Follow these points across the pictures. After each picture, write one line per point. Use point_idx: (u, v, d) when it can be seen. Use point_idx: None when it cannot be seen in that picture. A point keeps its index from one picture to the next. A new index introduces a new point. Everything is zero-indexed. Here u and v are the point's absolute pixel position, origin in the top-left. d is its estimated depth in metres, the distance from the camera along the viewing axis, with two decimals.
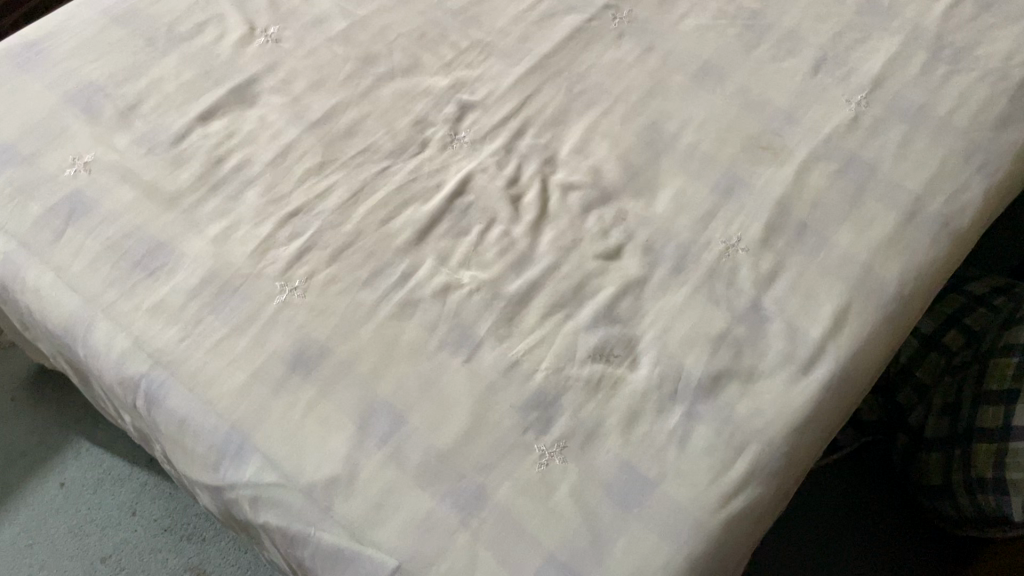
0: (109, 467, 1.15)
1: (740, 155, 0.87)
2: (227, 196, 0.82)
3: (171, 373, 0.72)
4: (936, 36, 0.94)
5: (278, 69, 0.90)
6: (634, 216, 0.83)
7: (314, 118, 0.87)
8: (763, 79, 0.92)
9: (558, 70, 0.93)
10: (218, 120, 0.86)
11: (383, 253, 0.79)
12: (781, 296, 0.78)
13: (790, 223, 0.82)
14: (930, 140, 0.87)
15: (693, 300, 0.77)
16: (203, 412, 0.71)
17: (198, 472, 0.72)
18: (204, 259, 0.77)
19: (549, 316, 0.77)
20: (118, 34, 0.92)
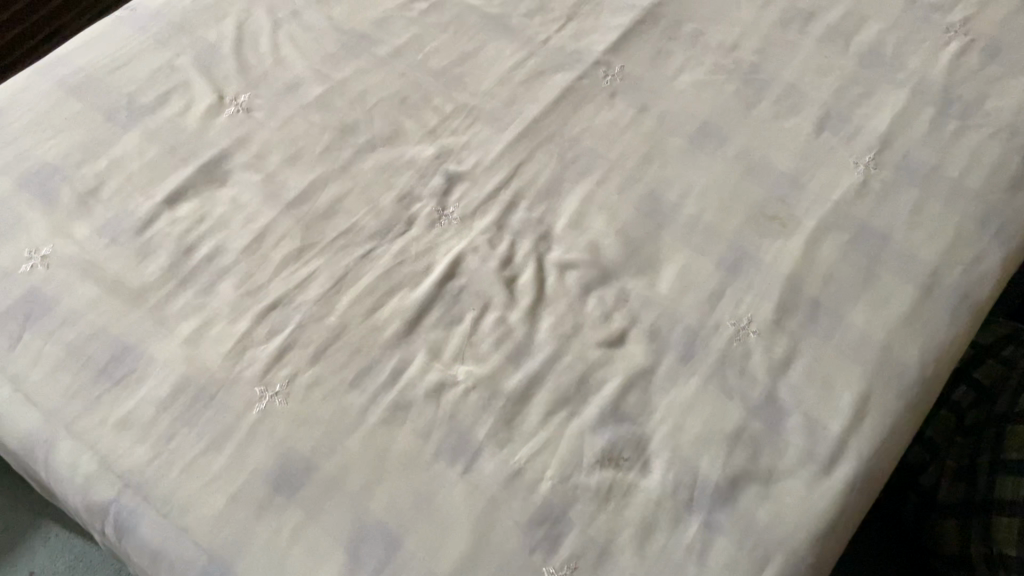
0: (81, 553, 1.09)
1: (747, 226, 0.82)
2: (199, 289, 0.75)
3: (143, 498, 0.66)
4: (943, 90, 0.90)
5: (250, 142, 0.84)
6: (637, 297, 0.78)
7: (291, 198, 0.81)
8: (766, 139, 0.87)
9: (549, 135, 0.88)
10: (187, 203, 0.80)
11: (370, 348, 0.73)
12: (797, 385, 0.73)
13: (803, 302, 0.77)
14: (944, 204, 0.82)
15: (704, 392, 0.72)
16: (179, 541, 0.65)
17: None
18: (176, 364, 0.71)
19: (552, 416, 0.71)
20: (75, 107, 0.85)
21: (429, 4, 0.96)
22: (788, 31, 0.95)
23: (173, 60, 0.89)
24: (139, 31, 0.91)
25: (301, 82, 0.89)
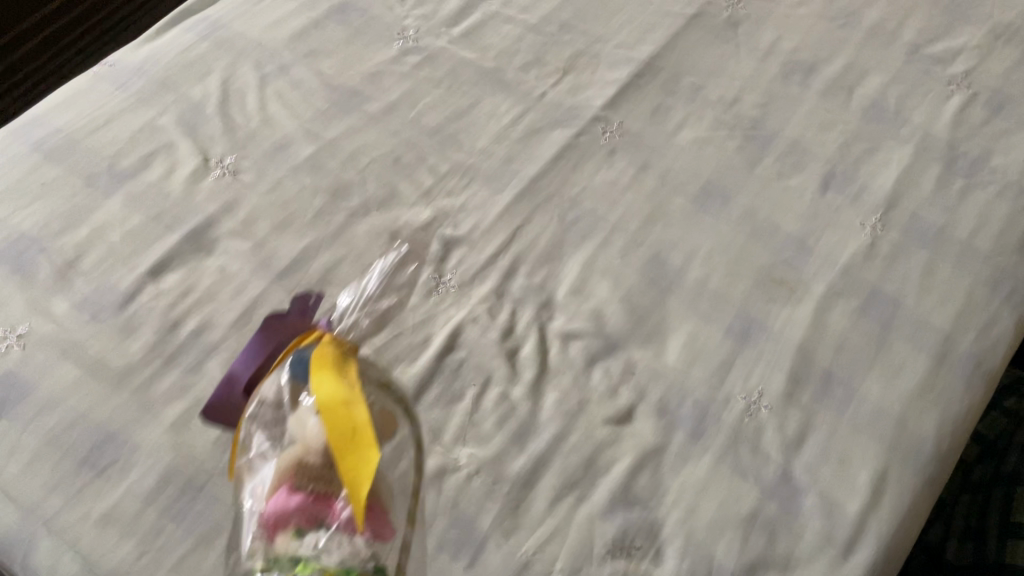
0: None
1: (754, 292, 0.79)
2: (185, 368, 0.72)
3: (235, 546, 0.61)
4: (948, 146, 0.88)
5: (238, 207, 0.81)
6: (644, 369, 0.75)
7: (281, 267, 0.78)
8: (770, 199, 0.85)
9: (548, 196, 0.85)
10: (172, 274, 0.77)
11: None
12: (812, 463, 0.70)
13: (814, 373, 0.75)
14: (954, 267, 0.80)
15: (717, 472, 0.70)
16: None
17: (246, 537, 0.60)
18: (162, 453, 0.68)
19: (559, 501, 0.68)
20: (52, 172, 0.81)
21: (421, 57, 0.93)
22: (788, 84, 0.93)
23: (155, 119, 0.86)
24: (119, 89, 0.88)
25: (291, 142, 0.86)
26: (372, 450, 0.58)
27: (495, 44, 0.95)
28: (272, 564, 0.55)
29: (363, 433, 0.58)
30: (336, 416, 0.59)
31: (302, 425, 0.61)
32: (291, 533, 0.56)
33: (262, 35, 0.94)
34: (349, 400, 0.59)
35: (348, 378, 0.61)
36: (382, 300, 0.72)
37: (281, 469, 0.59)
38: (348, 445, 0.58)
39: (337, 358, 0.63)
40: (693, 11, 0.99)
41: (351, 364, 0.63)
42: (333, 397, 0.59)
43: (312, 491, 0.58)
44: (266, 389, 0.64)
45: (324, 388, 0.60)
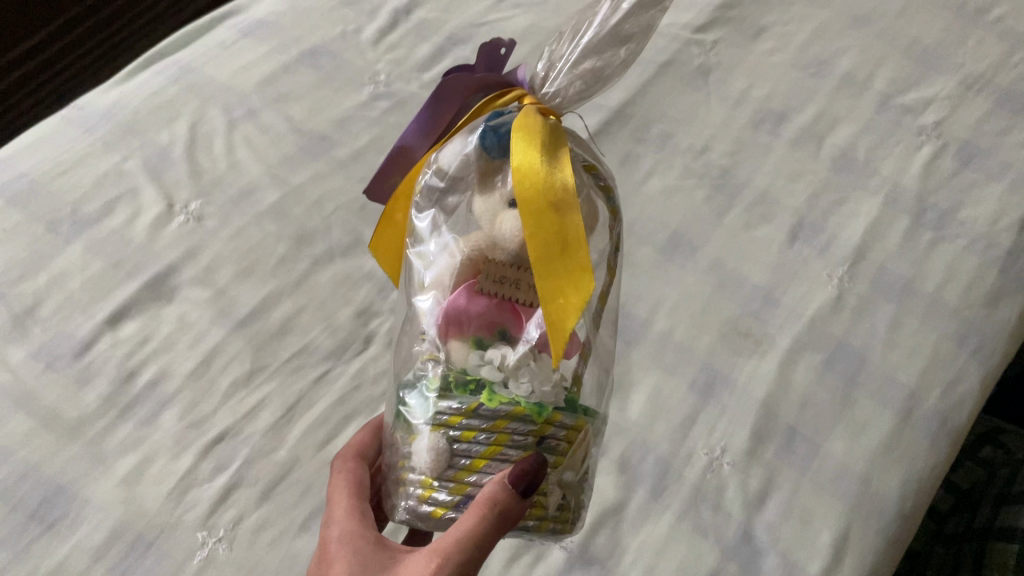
0: None
1: (720, 344, 0.78)
2: (140, 421, 0.71)
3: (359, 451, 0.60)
4: (917, 198, 0.88)
5: (201, 254, 0.81)
6: (606, 422, 0.74)
7: (241, 315, 0.77)
8: (738, 250, 0.85)
9: None
10: (130, 322, 0.76)
11: (323, 485, 0.69)
12: (773, 522, 0.69)
13: (778, 429, 0.74)
14: (921, 322, 0.80)
15: (677, 530, 0.69)
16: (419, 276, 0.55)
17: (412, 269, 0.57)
18: (113, 507, 0.66)
19: (516, 560, 0.67)
20: (14, 217, 0.81)
21: (390, 102, 0.94)
22: (758, 133, 0.94)
23: (121, 164, 0.86)
24: (86, 132, 0.88)
25: (257, 187, 0.86)
26: (585, 269, 0.49)
27: None
28: (436, 384, 0.49)
29: (575, 242, 0.49)
30: (544, 221, 0.49)
31: (494, 215, 0.52)
32: (475, 340, 0.49)
33: (233, 79, 0.94)
34: (566, 203, 0.50)
35: (552, 155, 0.51)
36: (620, 48, 0.59)
37: (472, 245, 0.52)
38: (551, 266, 0.48)
39: (548, 135, 0.52)
40: (665, 57, 1.00)
41: (562, 144, 0.53)
42: (531, 175, 0.50)
43: (499, 295, 0.50)
44: (444, 164, 0.57)
45: (525, 159, 0.50)
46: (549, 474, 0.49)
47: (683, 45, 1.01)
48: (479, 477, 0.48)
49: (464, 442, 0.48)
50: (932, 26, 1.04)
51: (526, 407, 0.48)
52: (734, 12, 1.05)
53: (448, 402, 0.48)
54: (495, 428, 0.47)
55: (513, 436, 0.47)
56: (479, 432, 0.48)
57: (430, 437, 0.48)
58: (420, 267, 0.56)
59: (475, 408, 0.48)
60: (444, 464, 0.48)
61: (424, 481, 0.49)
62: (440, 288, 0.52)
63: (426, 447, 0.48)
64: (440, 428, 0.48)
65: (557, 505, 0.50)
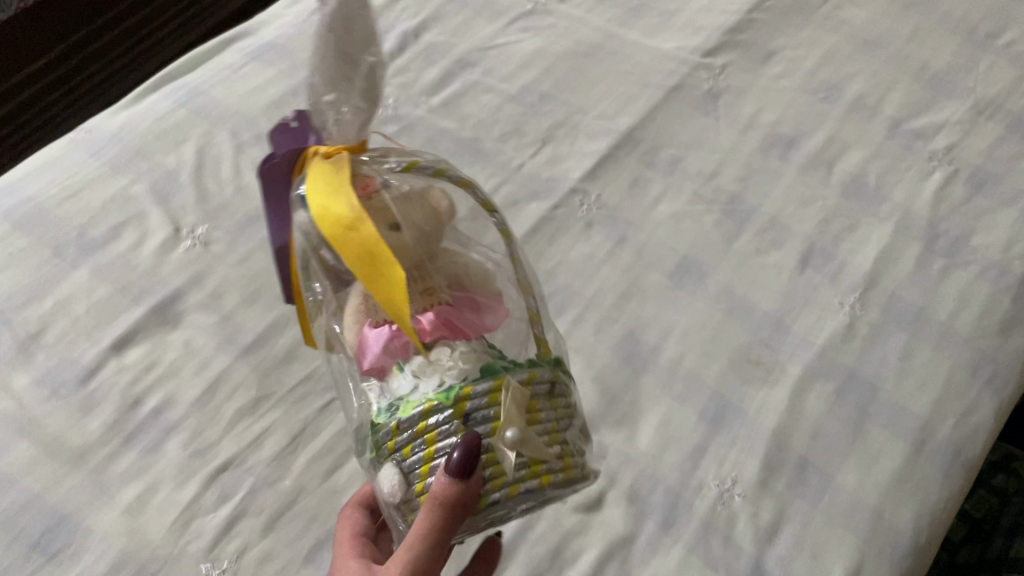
0: None
1: (730, 373, 0.78)
2: (144, 448, 0.70)
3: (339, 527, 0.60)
4: (928, 224, 0.87)
5: (206, 279, 0.80)
6: (615, 453, 0.73)
7: (247, 342, 0.77)
8: (748, 276, 0.84)
9: None
10: (136, 348, 0.76)
11: (327, 514, 0.68)
12: (785, 556, 0.68)
13: (789, 460, 0.73)
14: (933, 351, 0.79)
15: (687, 563, 0.67)
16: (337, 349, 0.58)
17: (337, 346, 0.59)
18: (116, 537, 0.66)
19: None
20: (21, 242, 0.81)
21: (398, 126, 0.94)
22: (767, 158, 0.93)
23: (128, 187, 0.86)
24: (93, 156, 0.88)
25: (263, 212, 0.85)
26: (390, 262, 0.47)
27: (475, 114, 0.96)
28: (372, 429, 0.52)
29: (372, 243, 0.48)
30: (345, 242, 0.48)
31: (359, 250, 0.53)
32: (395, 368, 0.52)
33: (240, 103, 0.94)
34: (357, 216, 0.48)
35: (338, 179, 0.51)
36: (345, 75, 0.57)
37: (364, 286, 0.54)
38: (376, 286, 0.48)
39: (328, 168, 0.52)
40: (673, 82, 0.99)
41: (341, 164, 0.53)
42: (320, 208, 0.50)
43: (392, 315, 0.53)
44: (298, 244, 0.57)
45: (313, 198, 0.51)
46: (490, 445, 0.48)
47: (691, 69, 1.01)
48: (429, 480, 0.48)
49: (406, 461, 0.49)
50: (942, 50, 1.03)
51: (435, 400, 0.48)
52: (742, 37, 1.05)
53: (383, 434, 0.50)
54: (419, 432, 0.48)
55: (434, 429, 0.48)
56: (412, 445, 0.49)
57: (382, 472, 0.50)
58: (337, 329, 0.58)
59: (397, 428, 0.49)
60: (401, 489, 0.49)
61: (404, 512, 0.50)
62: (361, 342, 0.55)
63: (385, 484, 0.50)
64: (386, 460, 0.50)
65: (522, 465, 0.48)
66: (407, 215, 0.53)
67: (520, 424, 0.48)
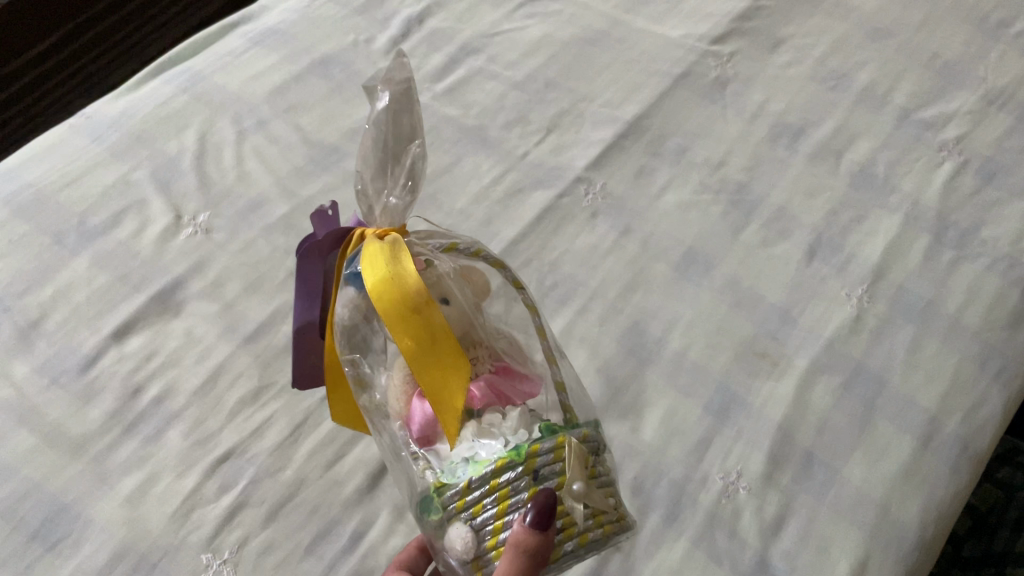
0: None
1: (735, 365, 0.77)
2: (145, 437, 0.70)
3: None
4: (938, 216, 0.86)
5: (208, 268, 0.79)
6: (619, 445, 0.73)
7: (249, 331, 0.76)
8: (754, 267, 0.83)
9: (527, 259, 0.83)
10: (137, 337, 0.75)
11: (329, 506, 0.68)
12: (790, 551, 0.68)
13: (795, 454, 0.72)
14: (941, 344, 0.78)
15: (691, 557, 0.67)
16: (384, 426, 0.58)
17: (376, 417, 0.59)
18: (117, 527, 0.65)
19: None
20: (21, 228, 0.81)
21: None
22: (775, 148, 0.92)
23: (129, 174, 0.85)
24: (94, 141, 0.88)
25: (266, 200, 0.85)
26: (456, 363, 0.50)
27: (479, 101, 0.95)
28: (431, 497, 0.49)
29: (440, 338, 0.50)
30: (407, 329, 0.49)
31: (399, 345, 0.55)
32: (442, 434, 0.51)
33: (242, 89, 0.94)
34: (424, 300, 0.50)
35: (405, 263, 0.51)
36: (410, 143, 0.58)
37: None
38: (433, 365, 0.49)
39: (388, 248, 0.52)
40: (680, 70, 0.98)
41: (402, 242, 0.53)
42: (382, 287, 0.50)
43: None
44: (340, 319, 0.56)
45: (370, 276, 0.50)
46: (560, 497, 0.47)
47: (699, 57, 1.00)
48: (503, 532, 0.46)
49: (476, 519, 0.47)
50: (953, 40, 1.02)
51: (506, 458, 0.47)
52: (751, 24, 1.03)
53: (448, 493, 0.48)
54: (492, 488, 0.46)
55: (507, 485, 0.46)
56: (482, 503, 0.47)
57: (450, 534, 0.47)
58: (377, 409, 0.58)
59: (466, 487, 0.47)
60: (472, 547, 0.46)
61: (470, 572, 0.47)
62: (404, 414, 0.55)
63: (454, 547, 0.47)
64: (455, 521, 0.47)
65: (589, 514, 0.48)
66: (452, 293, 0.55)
67: (585, 477, 0.48)
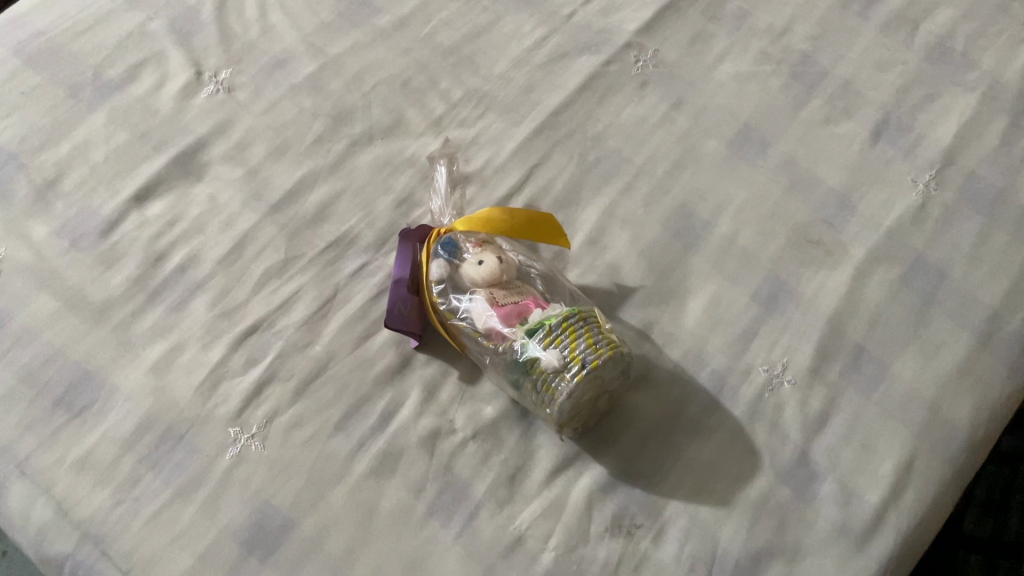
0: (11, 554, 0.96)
1: (787, 253, 0.72)
2: (169, 306, 0.67)
3: None
4: (1019, 96, 0.79)
5: (231, 129, 0.75)
6: (661, 332, 0.69)
7: (275, 199, 0.72)
8: (813, 147, 0.77)
9: (570, 131, 0.77)
10: (158, 201, 0.71)
11: (358, 383, 0.66)
12: (832, 446, 0.66)
13: (845, 347, 0.69)
14: (1010, 236, 0.73)
15: (729, 449, 0.65)
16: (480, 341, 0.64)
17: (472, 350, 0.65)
18: (142, 397, 0.64)
19: (560, 473, 0.64)
20: (34, 80, 0.76)
21: None
22: (845, 16, 0.84)
23: (146, 24, 0.80)
24: None
25: (291, 57, 0.79)
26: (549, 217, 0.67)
27: None
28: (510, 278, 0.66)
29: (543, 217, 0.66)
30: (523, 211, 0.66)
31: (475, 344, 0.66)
32: (519, 322, 0.62)
33: None
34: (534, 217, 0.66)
35: (520, 227, 0.66)
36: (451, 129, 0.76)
37: (488, 279, 0.63)
38: (536, 230, 0.66)
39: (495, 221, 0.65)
40: None
41: (501, 214, 0.65)
42: (493, 220, 0.65)
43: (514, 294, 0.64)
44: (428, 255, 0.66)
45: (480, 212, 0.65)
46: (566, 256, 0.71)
47: None
48: (584, 353, 0.59)
49: (560, 348, 0.60)
50: None
51: (568, 311, 0.62)
52: None
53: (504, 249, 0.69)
54: (564, 328, 0.60)
55: (574, 326, 0.61)
56: (560, 337, 0.60)
57: (544, 356, 0.59)
58: (460, 315, 0.64)
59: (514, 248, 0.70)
60: (559, 362, 0.59)
61: (547, 386, 0.60)
62: (493, 324, 0.62)
63: (547, 361, 0.59)
64: (543, 346, 0.60)
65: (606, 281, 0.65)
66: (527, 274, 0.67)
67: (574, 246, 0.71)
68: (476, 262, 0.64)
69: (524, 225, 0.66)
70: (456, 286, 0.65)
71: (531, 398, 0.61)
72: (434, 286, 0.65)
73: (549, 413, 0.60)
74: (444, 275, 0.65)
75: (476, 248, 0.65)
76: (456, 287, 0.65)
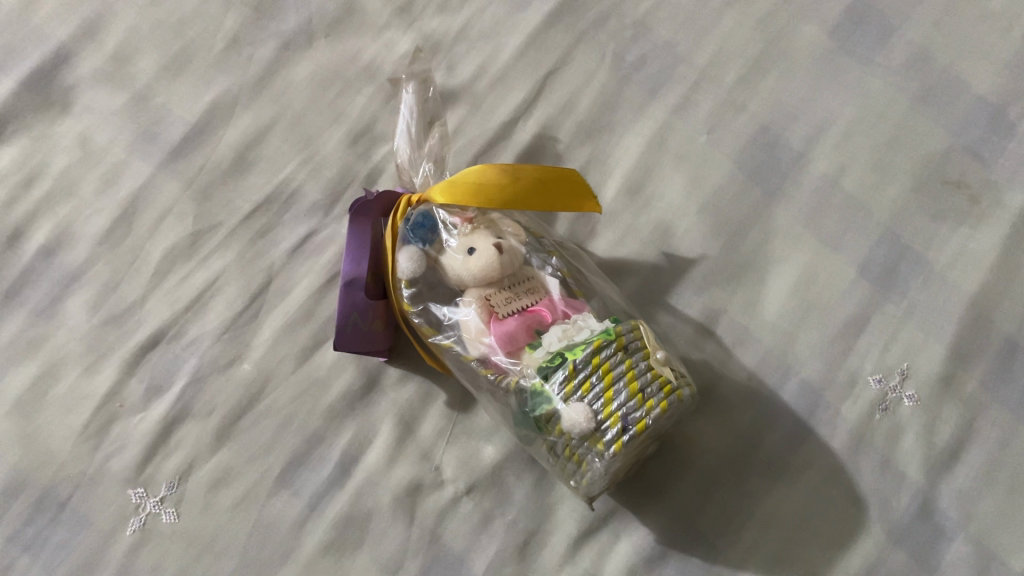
0: None
1: (912, 200, 0.51)
2: (35, 310, 0.48)
3: None
4: None
5: (105, 31, 0.53)
6: (728, 327, 0.49)
7: (176, 141, 0.51)
8: (955, 33, 0.53)
9: (598, 17, 0.54)
10: (10, 148, 0.51)
11: (305, 417, 0.47)
12: (968, 491, 0.45)
13: (990, 344, 0.48)
14: None
15: (824, 497, 0.45)
16: (473, 370, 0.44)
17: (468, 380, 0.45)
18: (4, 447, 0.46)
19: (588, 542, 0.45)
20: None
21: None
22: None
23: None
24: None
25: None
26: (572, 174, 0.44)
27: None
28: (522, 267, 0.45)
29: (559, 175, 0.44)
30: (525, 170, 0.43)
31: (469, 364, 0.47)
32: (527, 347, 0.42)
33: None
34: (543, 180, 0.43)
35: (524, 195, 0.43)
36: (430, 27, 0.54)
37: (481, 277, 0.43)
38: (554, 197, 0.44)
39: (483, 187, 0.43)
40: None
41: (496, 175, 0.43)
42: (480, 186, 0.43)
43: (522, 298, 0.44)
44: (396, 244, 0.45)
45: (462, 176, 0.43)
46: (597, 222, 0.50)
47: None
48: (626, 409, 0.39)
49: (591, 400, 0.39)
50: None
51: (601, 336, 0.41)
52: None
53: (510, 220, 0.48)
54: (595, 367, 0.40)
55: (611, 362, 0.40)
56: (589, 380, 0.40)
57: (567, 413, 0.39)
58: (445, 333, 0.45)
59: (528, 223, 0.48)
60: (588, 422, 0.39)
61: (572, 453, 0.40)
62: (489, 351, 0.43)
63: (570, 420, 0.39)
64: (565, 396, 0.40)
65: None
66: (542, 258, 0.46)
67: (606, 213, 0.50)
68: (461, 256, 0.43)
69: (533, 191, 0.43)
70: (438, 290, 0.45)
71: (551, 459, 0.42)
72: (403, 290, 0.45)
73: (577, 484, 0.42)
74: (416, 275, 0.44)
75: (462, 228, 0.44)
76: (434, 290, 0.45)
